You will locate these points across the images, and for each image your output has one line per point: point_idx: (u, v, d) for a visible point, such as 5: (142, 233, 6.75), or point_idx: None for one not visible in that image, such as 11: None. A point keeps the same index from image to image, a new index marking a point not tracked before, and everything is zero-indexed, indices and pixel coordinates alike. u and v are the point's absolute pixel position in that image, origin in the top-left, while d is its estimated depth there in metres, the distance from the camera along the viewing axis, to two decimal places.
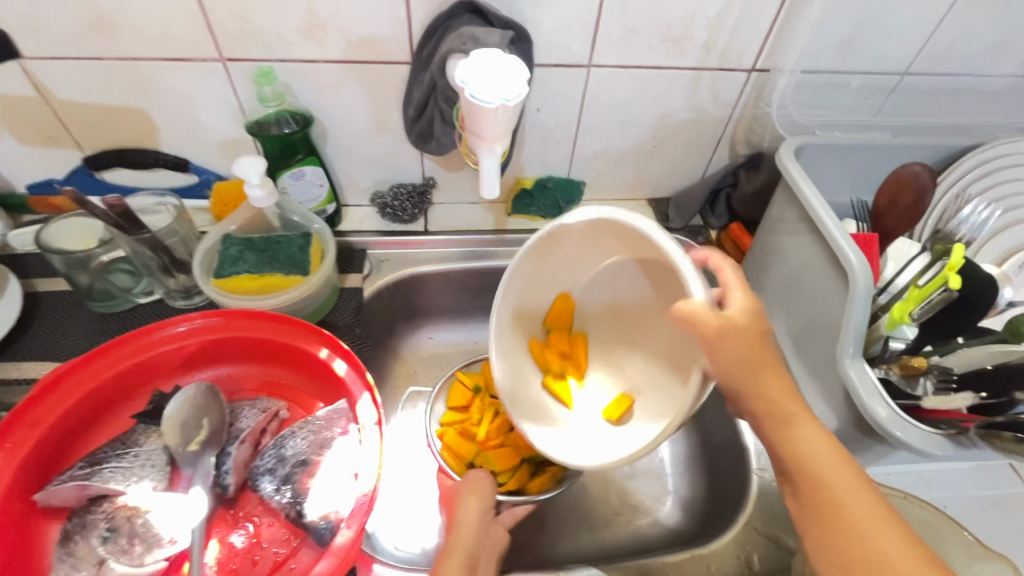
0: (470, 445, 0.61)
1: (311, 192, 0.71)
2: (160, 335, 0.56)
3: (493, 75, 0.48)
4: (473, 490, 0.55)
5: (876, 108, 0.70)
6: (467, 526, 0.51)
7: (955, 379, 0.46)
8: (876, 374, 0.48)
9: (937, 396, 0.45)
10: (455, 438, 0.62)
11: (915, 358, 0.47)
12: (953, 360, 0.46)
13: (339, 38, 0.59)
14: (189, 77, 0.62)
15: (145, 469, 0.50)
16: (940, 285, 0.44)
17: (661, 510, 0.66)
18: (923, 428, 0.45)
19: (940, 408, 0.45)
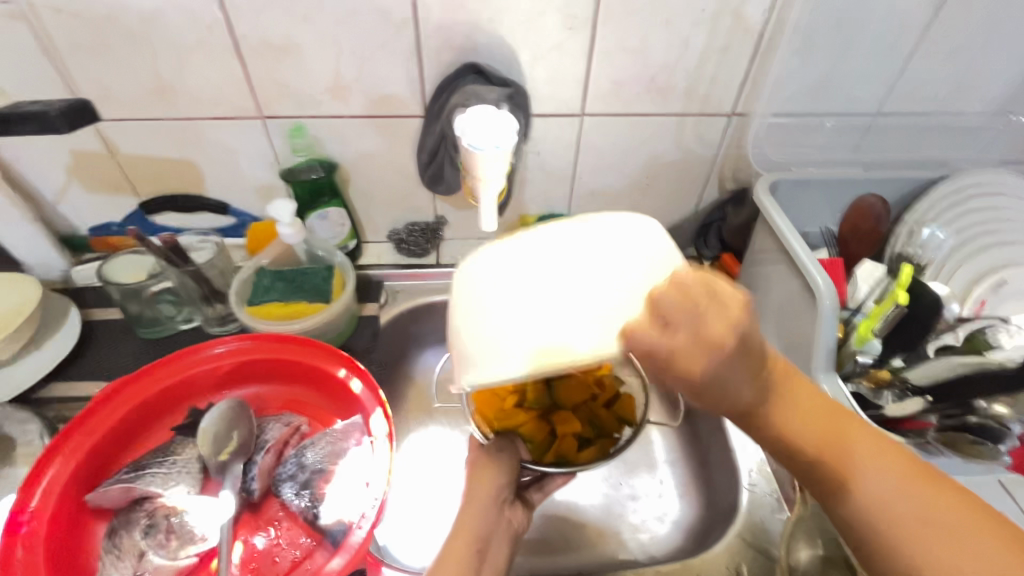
0: (496, 404, 0.59)
1: (334, 230, 0.78)
2: (200, 356, 0.63)
3: (488, 125, 0.55)
4: (487, 463, 0.53)
5: (853, 146, 0.76)
6: (476, 506, 0.50)
7: (910, 388, 0.50)
8: (848, 387, 0.52)
9: (898, 403, 0.49)
10: (483, 395, 0.59)
11: (880, 370, 0.51)
12: (920, 372, 0.49)
13: (362, 96, 0.68)
14: (233, 133, 0.71)
15: (181, 475, 0.55)
16: (891, 301, 0.51)
17: (661, 528, 0.68)
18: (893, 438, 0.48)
19: (902, 414, 0.48)
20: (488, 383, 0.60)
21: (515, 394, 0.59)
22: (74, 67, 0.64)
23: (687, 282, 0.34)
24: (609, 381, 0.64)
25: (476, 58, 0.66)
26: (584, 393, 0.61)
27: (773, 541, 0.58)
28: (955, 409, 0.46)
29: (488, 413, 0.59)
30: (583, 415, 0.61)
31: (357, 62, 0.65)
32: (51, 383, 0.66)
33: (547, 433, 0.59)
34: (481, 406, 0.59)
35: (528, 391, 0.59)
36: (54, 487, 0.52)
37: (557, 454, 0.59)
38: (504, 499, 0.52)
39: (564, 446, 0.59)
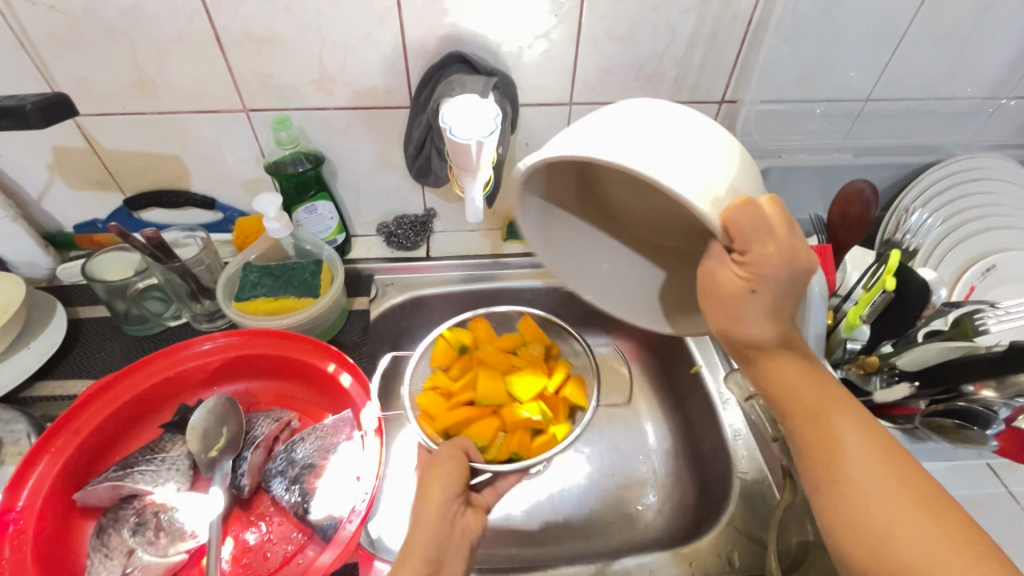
0: (443, 403, 0.64)
1: (322, 224, 0.78)
2: (188, 352, 0.63)
3: (472, 114, 0.54)
4: (433, 475, 0.52)
5: (844, 132, 0.75)
6: (427, 521, 0.47)
7: (897, 372, 0.49)
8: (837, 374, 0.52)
9: (886, 389, 0.50)
10: (431, 397, 0.65)
11: (868, 358, 0.52)
12: (906, 359, 0.49)
13: (347, 88, 0.68)
14: (218, 127, 0.70)
15: (170, 472, 0.55)
16: (879, 288, 0.50)
17: (654, 517, 0.68)
18: None
19: (889, 400, 0.49)
20: (435, 386, 0.67)
21: (462, 394, 0.65)
22: (52, 61, 0.62)
23: (774, 209, 0.34)
24: (559, 368, 0.67)
25: (462, 47, 0.65)
26: (533, 383, 0.64)
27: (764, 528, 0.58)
28: (944, 392, 0.46)
29: (436, 412, 0.63)
30: (533, 405, 0.63)
31: (341, 53, 0.64)
32: (37, 382, 0.66)
33: (497, 429, 0.62)
34: (429, 408, 0.64)
35: (474, 388, 0.65)
36: (41, 486, 0.52)
37: (509, 450, 0.60)
38: (456, 508, 0.50)
39: (513, 441, 0.61)
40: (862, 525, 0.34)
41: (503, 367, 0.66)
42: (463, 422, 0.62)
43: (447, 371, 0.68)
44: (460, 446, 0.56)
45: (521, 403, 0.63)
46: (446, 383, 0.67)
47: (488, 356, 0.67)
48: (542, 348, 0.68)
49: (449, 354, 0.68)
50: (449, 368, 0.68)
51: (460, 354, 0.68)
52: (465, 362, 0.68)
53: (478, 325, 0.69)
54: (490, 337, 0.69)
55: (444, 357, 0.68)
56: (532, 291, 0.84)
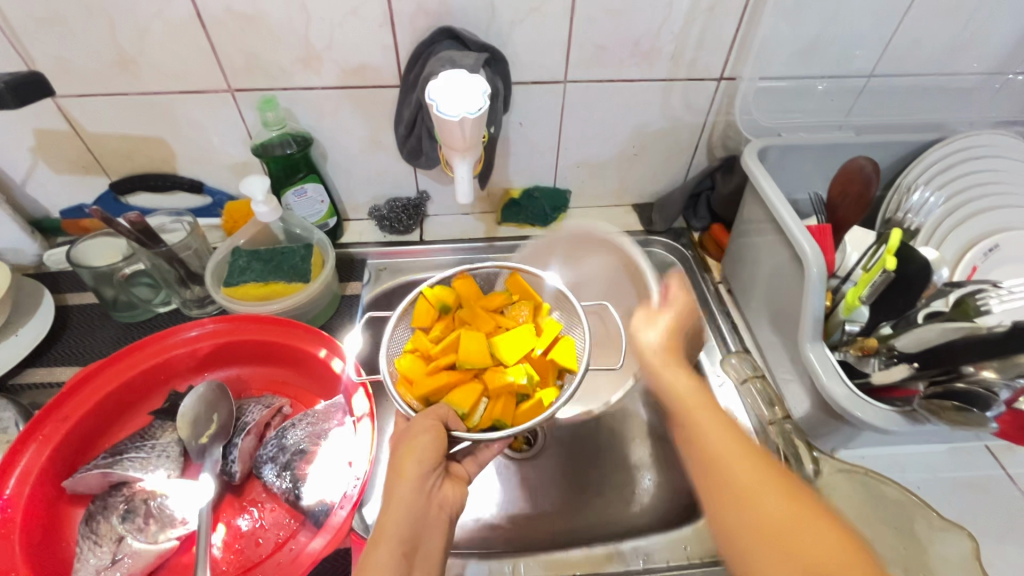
0: (421, 367, 0.57)
1: (313, 208, 0.76)
2: (175, 339, 0.62)
3: (460, 91, 0.53)
4: (408, 451, 0.48)
5: (845, 110, 0.73)
6: (401, 498, 0.46)
7: (897, 356, 0.49)
8: (836, 357, 0.52)
9: (885, 371, 0.49)
10: (410, 361, 0.58)
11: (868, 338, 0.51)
12: (908, 340, 0.48)
13: (334, 66, 0.66)
14: (203, 107, 0.69)
15: (160, 459, 0.55)
16: (879, 268, 0.49)
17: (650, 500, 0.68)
18: (880, 406, 0.48)
19: (888, 383, 0.48)
20: (415, 349, 0.60)
21: (443, 356, 0.58)
22: (29, 40, 0.60)
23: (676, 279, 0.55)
24: (550, 327, 0.60)
25: (452, 22, 0.63)
26: (519, 344, 0.58)
27: None
28: (944, 374, 0.45)
29: (415, 375, 0.56)
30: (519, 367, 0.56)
31: (327, 30, 0.62)
32: (26, 370, 0.65)
33: (480, 393, 0.55)
34: (406, 372, 0.57)
35: (457, 352, 0.58)
36: (28, 475, 0.51)
37: (492, 416, 0.54)
38: (432, 483, 0.48)
39: (498, 409, 0.55)
40: (733, 503, 0.39)
41: (489, 330, 0.59)
42: (443, 387, 0.56)
43: (428, 331, 0.61)
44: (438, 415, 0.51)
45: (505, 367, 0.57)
46: (427, 345, 0.59)
47: (472, 317, 0.60)
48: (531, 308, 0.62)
49: (429, 314, 0.61)
50: (430, 328, 0.61)
51: (441, 314, 0.60)
52: (448, 323, 0.61)
53: (462, 283, 0.62)
54: (475, 295, 0.62)
55: (426, 317, 0.61)
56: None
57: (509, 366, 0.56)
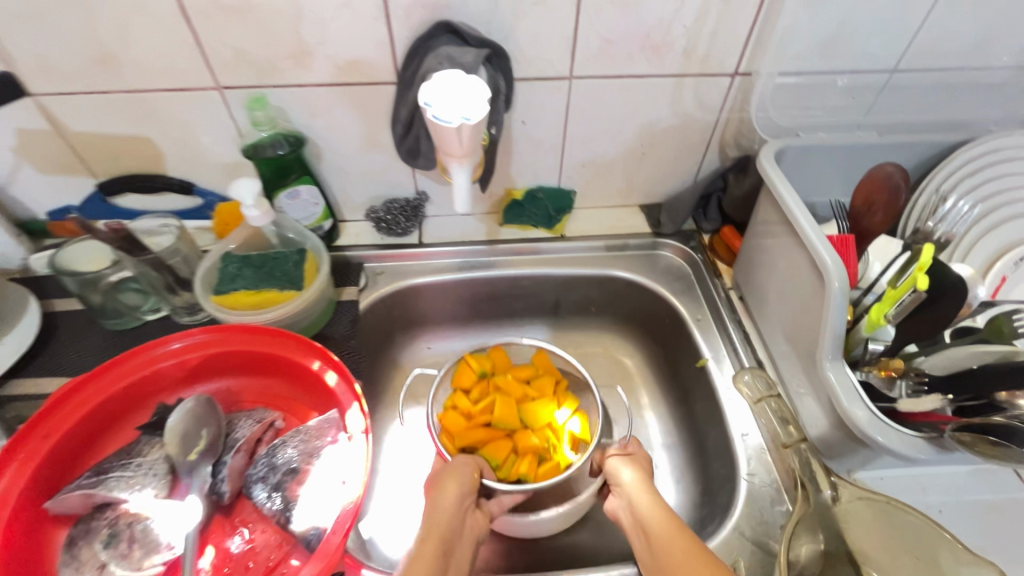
0: (461, 423, 0.65)
1: (306, 210, 0.73)
2: (162, 351, 0.59)
3: (456, 92, 0.49)
4: (450, 473, 0.54)
5: (866, 107, 0.69)
6: (444, 508, 0.50)
7: (926, 382, 0.46)
8: (857, 377, 0.49)
9: (912, 399, 0.46)
10: (451, 417, 0.66)
11: (893, 360, 0.48)
12: (938, 362, 0.46)
13: (327, 62, 0.62)
14: (190, 106, 0.65)
15: (146, 477, 0.52)
16: (910, 286, 0.45)
17: None
18: (905, 432, 0.45)
19: (916, 411, 0.45)
20: (455, 407, 0.67)
21: (479, 415, 0.66)
22: (5, 36, 0.57)
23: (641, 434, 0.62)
24: (568, 401, 0.68)
25: (451, 15, 0.59)
26: (545, 413, 0.65)
27: (771, 535, 0.55)
28: (975, 399, 0.43)
29: (455, 430, 0.64)
30: (544, 432, 0.65)
31: (319, 24, 0.59)
32: (11, 380, 0.63)
33: (509, 451, 0.63)
34: (448, 427, 0.65)
35: (491, 412, 0.66)
36: (7, 497, 0.49)
37: (516, 472, 0.62)
38: (467, 506, 0.52)
39: (523, 465, 0.62)
40: None
41: (519, 395, 0.67)
42: (478, 442, 0.64)
43: (467, 392, 0.68)
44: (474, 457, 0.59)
45: (533, 430, 0.65)
46: (466, 404, 0.67)
47: (505, 383, 0.68)
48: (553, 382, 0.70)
49: (470, 376, 0.68)
50: (469, 389, 0.68)
51: (480, 378, 0.68)
52: (484, 385, 0.68)
53: (498, 354, 0.70)
54: (507, 364, 0.70)
55: (465, 379, 0.68)
56: (529, 279, 0.79)
57: (535, 432, 0.64)
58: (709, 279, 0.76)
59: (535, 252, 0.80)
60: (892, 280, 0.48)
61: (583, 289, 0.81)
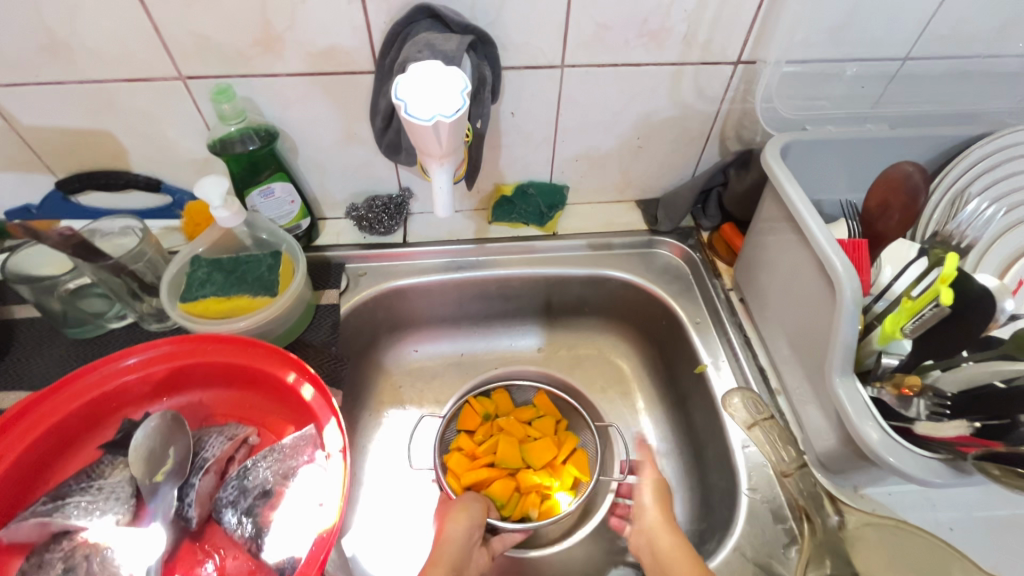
0: (465, 464, 0.67)
1: (282, 209, 0.68)
2: (126, 365, 0.55)
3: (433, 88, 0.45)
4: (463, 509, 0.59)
5: (875, 97, 0.65)
6: (453, 539, 0.55)
7: (949, 403, 0.43)
8: (867, 393, 0.46)
9: (931, 422, 0.43)
10: (457, 458, 0.67)
11: (908, 376, 0.45)
12: (954, 378, 0.43)
13: (299, 50, 0.57)
14: (152, 98, 0.60)
15: (108, 503, 0.48)
16: (931, 300, 0.41)
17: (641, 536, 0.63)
18: (917, 452, 0.43)
19: (934, 434, 0.42)
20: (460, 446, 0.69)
21: (484, 456, 0.69)
22: None
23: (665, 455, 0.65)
24: (569, 440, 0.70)
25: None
26: (547, 454, 0.68)
27: (775, 555, 0.52)
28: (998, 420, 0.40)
29: (460, 471, 0.66)
30: (545, 472, 0.67)
31: (287, 8, 0.54)
32: None
33: (512, 490, 0.66)
34: (453, 467, 0.67)
35: (495, 453, 0.68)
36: None
37: (522, 509, 0.66)
38: (474, 539, 0.57)
39: (526, 503, 0.66)
40: None
41: (521, 436, 0.69)
42: (483, 482, 0.66)
43: (470, 433, 0.70)
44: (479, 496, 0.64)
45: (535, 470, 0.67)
46: (471, 445, 0.69)
47: (507, 423, 0.69)
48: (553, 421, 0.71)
49: (474, 417, 0.70)
50: (473, 431, 0.70)
51: (485, 420, 0.70)
52: (488, 427, 0.70)
53: (500, 395, 0.72)
54: (509, 406, 0.72)
55: (471, 421, 0.70)
56: (520, 278, 0.76)
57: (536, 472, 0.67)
58: (708, 279, 0.73)
59: (525, 251, 0.76)
60: (909, 289, 0.47)
61: (577, 289, 0.77)
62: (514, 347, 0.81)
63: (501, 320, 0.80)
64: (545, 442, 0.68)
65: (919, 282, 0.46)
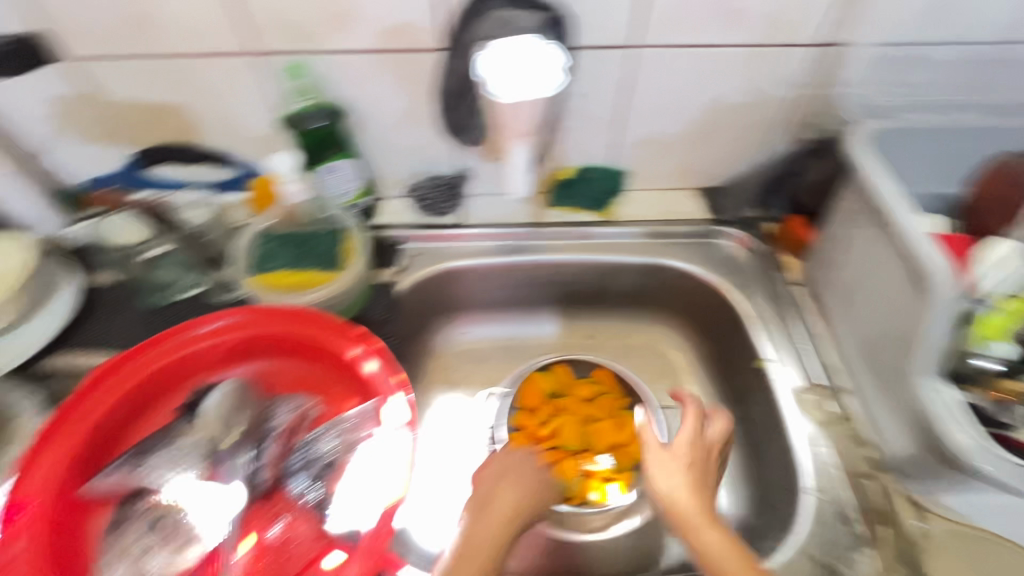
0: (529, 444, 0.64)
1: (344, 186, 0.69)
2: (200, 331, 0.57)
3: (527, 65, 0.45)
4: (473, 554, 0.44)
5: (968, 84, 0.61)
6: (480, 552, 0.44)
7: None
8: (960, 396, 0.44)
9: None
10: (520, 440, 0.64)
11: (1005, 380, 0.45)
12: None
13: (371, 26, 0.57)
14: (226, 72, 0.62)
15: (186, 461, 0.51)
16: None
17: None
18: (1014, 461, 0.42)
19: None
20: (521, 426, 0.66)
21: (544, 438, 0.65)
22: None
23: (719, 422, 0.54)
24: (630, 421, 0.66)
25: None
26: (607, 437, 0.65)
27: (841, 557, 0.51)
28: None
29: None
30: (602, 454, 0.64)
31: None
32: (52, 354, 0.62)
33: (578, 472, 0.63)
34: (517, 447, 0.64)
35: (556, 435, 0.65)
36: (50, 477, 0.49)
37: (584, 492, 0.62)
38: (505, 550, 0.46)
39: (589, 486, 0.63)
40: None
41: (581, 417, 0.66)
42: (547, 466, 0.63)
43: (532, 411, 0.67)
44: (518, 483, 0.51)
45: (593, 453, 0.65)
46: (534, 426, 0.66)
47: (569, 402, 0.67)
48: (614, 400, 0.67)
49: (537, 395, 0.67)
50: (535, 409, 0.67)
51: (547, 399, 0.67)
52: (550, 405, 0.67)
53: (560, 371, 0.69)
54: (567, 381, 0.69)
55: (533, 398, 0.67)
56: (575, 265, 0.75)
57: (596, 454, 0.64)
58: (772, 272, 0.70)
59: (581, 237, 0.75)
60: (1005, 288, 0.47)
61: (631, 277, 0.75)
62: (557, 332, 0.80)
63: (545, 305, 0.79)
64: (608, 426, 0.65)
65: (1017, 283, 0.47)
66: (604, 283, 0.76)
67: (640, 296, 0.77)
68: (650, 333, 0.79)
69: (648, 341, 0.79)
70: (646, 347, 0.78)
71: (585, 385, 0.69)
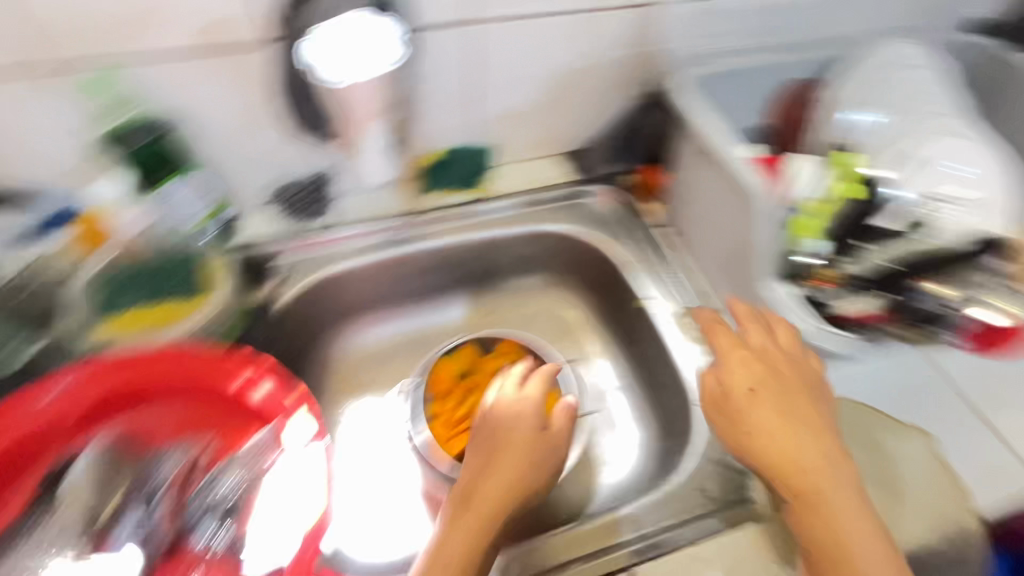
0: (449, 428, 0.66)
1: (194, 204, 0.62)
2: (37, 403, 0.49)
3: (367, 45, 0.54)
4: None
5: (762, 29, 0.71)
6: (454, 541, 0.47)
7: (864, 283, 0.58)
8: (794, 290, 0.60)
9: (849, 303, 0.58)
10: (441, 426, 0.66)
11: (825, 272, 0.59)
12: (858, 268, 0.58)
13: (179, 27, 0.53)
14: (9, 97, 0.53)
15: (64, 540, 0.46)
16: (845, 199, 0.58)
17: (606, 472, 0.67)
18: (841, 333, 0.58)
19: (854, 312, 0.58)
20: (437, 413, 0.67)
21: (464, 418, 0.67)
22: None
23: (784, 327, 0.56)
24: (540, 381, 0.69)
25: None
26: None
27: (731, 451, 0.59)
28: (898, 290, 0.56)
29: (446, 437, 0.65)
30: None
31: None
32: None
33: None
34: (440, 434, 0.65)
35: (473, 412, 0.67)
36: None
37: None
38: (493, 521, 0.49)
39: None
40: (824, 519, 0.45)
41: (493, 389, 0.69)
42: None
43: (445, 395, 0.68)
44: (524, 462, 0.53)
45: None
46: (450, 409, 0.67)
47: (481, 379, 0.69)
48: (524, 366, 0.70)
49: (448, 375, 0.69)
50: (447, 392, 0.68)
51: (458, 380, 0.69)
52: (462, 385, 0.69)
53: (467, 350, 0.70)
54: (476, 358, 0.70)
55: (444, 380, 0.69)
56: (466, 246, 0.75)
57: None
58: (637, 218, 0.77)
59: (462, 217, 0.75)
60: (814, 190, 0.58)
61: (515, 248, 0.77)
62: (450, 311, 0.79)
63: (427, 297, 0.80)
64: None
65: (823, 184, 0.59)
66: (489, 258, 0.77)
67: (528, 262, 0.79)
68: (547, 295, 0.81)
69: (546, 303, 0.81)
70: (540, 307, 0.80)
71: (494, 355, 0.71)
